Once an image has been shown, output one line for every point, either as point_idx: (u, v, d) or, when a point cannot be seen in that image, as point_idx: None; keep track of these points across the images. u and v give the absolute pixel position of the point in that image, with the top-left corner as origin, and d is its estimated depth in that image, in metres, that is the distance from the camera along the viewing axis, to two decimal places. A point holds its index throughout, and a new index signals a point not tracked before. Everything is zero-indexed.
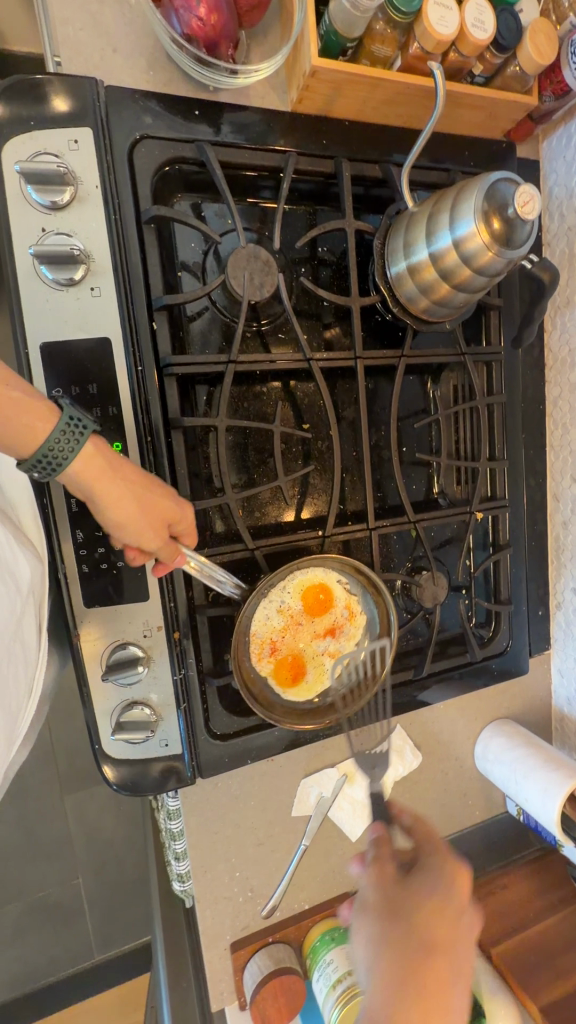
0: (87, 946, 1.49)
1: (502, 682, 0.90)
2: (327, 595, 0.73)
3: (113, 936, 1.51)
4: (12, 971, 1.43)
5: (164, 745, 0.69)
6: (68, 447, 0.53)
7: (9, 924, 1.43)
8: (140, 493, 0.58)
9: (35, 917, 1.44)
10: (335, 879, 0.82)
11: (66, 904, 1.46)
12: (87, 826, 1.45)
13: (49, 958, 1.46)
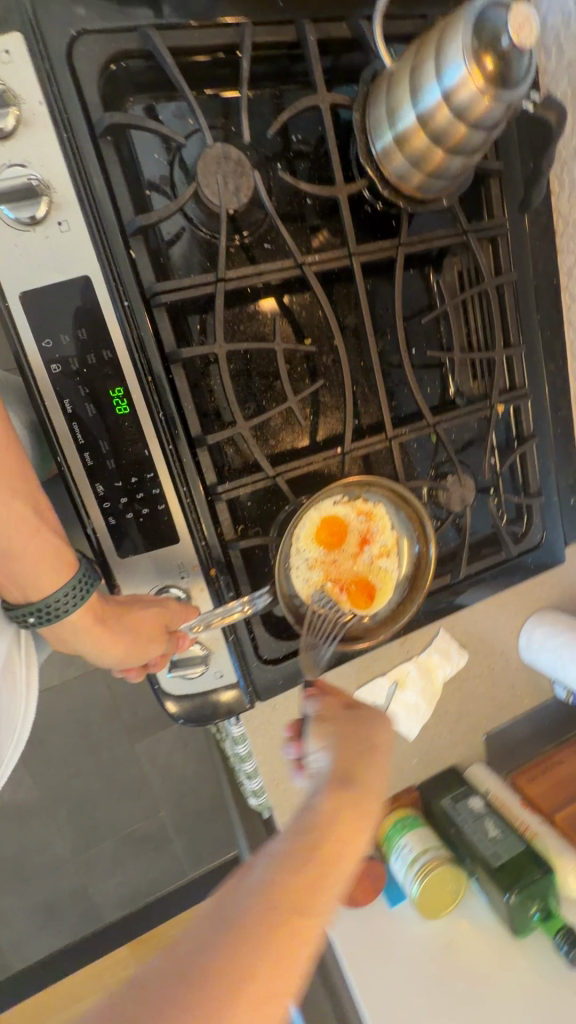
0: (181, 865, 1.65)
1: (540, 574, 0.90)
2: (349, 522, 0.72)
3: (204, 853, 1.66)
4: (120, 893, 1.60)
5: (219, 676, 0.71)
6: (73, 601, 0.54)
7: (107, 856, 1.58)
8: (138, 623, 0.60)
9: (130, 847, 1.59)
10: (399, 776, 0.87)
11: (155, 833, 1.60)
12: (161, 764, 1.57)
13: (150, 878, 1.62)
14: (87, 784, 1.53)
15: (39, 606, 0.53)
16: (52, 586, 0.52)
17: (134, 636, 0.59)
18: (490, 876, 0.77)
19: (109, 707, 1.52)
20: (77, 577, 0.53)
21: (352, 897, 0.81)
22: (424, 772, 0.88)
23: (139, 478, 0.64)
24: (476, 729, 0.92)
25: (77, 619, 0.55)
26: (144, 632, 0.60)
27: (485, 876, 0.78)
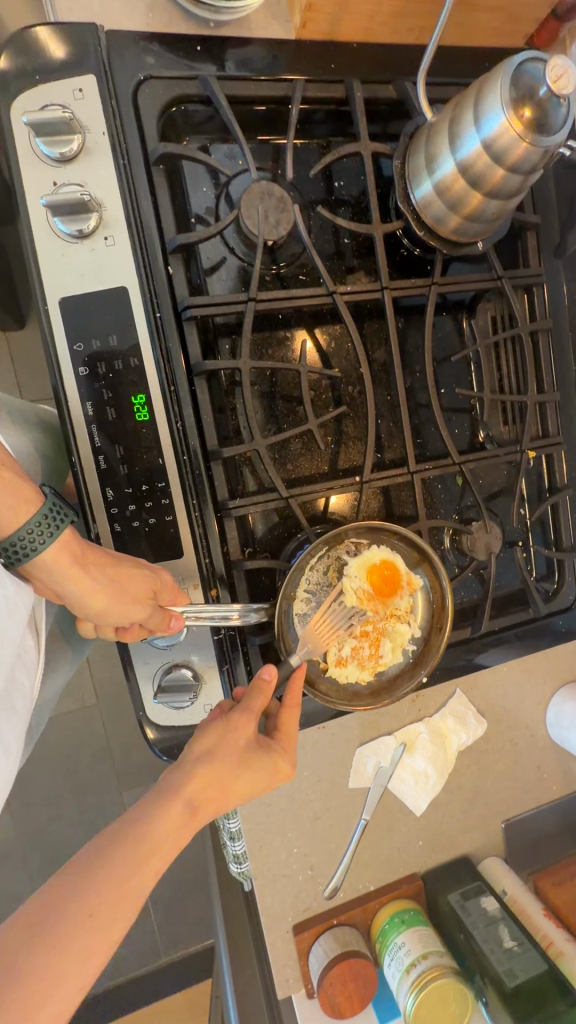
0: (154, 948, 1.44)
1: (571, 641, 0.82)
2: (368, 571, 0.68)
3: (179, 938, 1.45)
4: None
5: (208, 710, 0.66)
6: (41, 538, 0.48)
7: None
8: (123, 578, 0.54)
9: None
10: (400, 860, 0.76)
11: None
12: None
13: (118, 957, 1.42)
14: (65, 834, 1.42)
15: (6, 544, 0.48)
16: (17, 521, 0.47)
17: (114, 592, 0.53)
18: (501, 996, 0.65)
19: (101, 750, 1.44)
20: (41, 512, 0.48)
21: (335, 1007, 0.67)
22: (430, 859, 0.77)
23: (150, 486, 0.62)
24: (494, 815, 0.80)
25: (52, 555, 0.49)
26: (129, 594, 0.54)
27: (493, 994, 0.66)
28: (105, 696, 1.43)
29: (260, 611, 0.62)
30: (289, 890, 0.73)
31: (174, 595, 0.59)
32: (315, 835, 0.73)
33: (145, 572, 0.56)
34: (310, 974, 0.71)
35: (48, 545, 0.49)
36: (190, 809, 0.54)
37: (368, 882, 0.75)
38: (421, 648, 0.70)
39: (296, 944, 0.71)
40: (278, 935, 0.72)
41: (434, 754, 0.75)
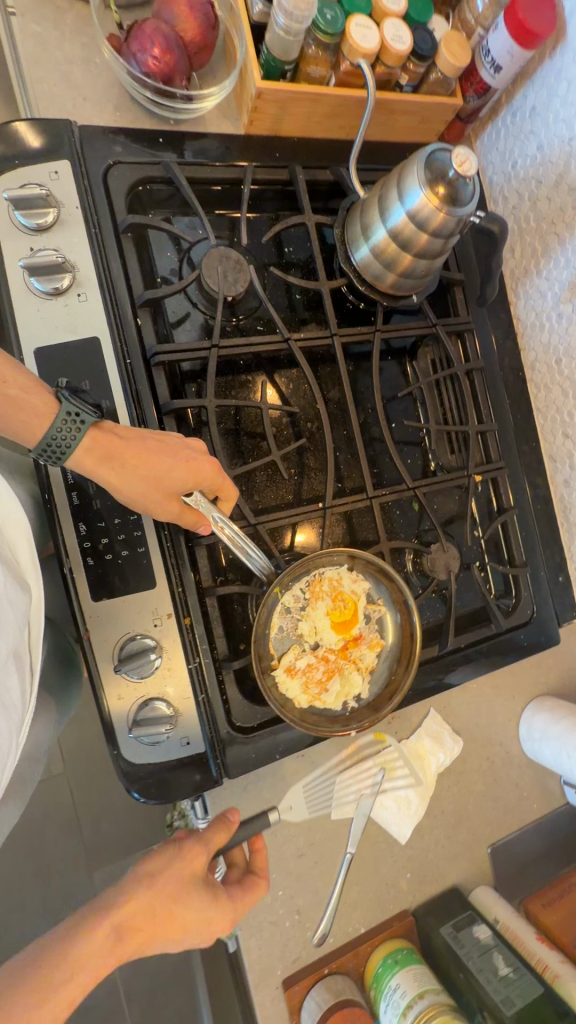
0: None
1: (535, 655, 0.86)
2: (360, 612, 0.69)
3: None
4: None
5: (185, 744, 0.65)
6: (72, 434, 0.54)
7: None
8: (155, 463, 0.58)
9: None
10: (389, 897, 0.74)
11: None
12: None
13: None
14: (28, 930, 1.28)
15: (45, 445, 0.54)
16: (48, 424, 0.54)
17: (148, 479, 0.58)
18: None
19: (68, 826, 1.33)
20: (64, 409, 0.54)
21: None
22: (420, 892, 0.75)
23: (122, 520, 0.65)
24: (479, 839, 0.80)
25: (85, 447, 0.56)
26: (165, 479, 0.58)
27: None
28: (72, 763, 1.35)
29: (267, 563, 0.63)
30: (276, 939, 0.69)
31: (211, 468, 0.60)
32: (301, 876, 0.71)
33: (178, 457, 0.59)
34: None
35: (78, 440, 0.55)
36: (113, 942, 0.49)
37: (357, 924, 0.72)
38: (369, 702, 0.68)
39: (287, 1001, 0.67)
40: (266, 995, 0.68)
41: (414, 776, 0.75)
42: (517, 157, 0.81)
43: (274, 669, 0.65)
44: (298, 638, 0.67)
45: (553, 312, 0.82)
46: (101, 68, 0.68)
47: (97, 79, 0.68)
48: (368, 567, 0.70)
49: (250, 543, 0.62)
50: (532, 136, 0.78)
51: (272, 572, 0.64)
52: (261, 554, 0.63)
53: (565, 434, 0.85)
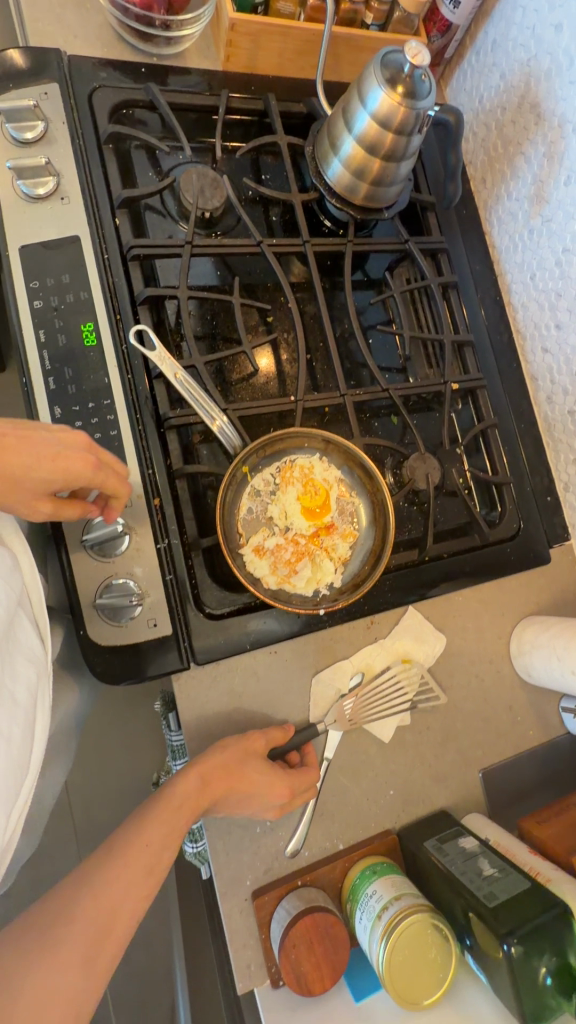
0: None
1: (525, 574, 0.83)
2: (331, 502, 0.68)
3: None
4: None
5: (152, 625, 0.64)
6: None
7: None
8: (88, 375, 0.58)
9: None
10: (371, 813, 0.69)
11: None
12: None
13: None
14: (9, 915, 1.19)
15: None
16: None
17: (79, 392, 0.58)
18: (482, 924, 0.57)
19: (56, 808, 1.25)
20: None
21: (300, 975, 0.58)
22: (404, 812, 0.70)
23: (96, 404, 0.67)
24: (470, 763, 0.75)
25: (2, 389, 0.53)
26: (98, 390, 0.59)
27: (479, 933, 0.57)
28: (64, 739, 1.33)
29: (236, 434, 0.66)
30: (246, 846, 0.65)
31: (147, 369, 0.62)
32: None
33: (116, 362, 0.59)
34: (273, 948, 0.61)
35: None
36: (196, 786, 0.60)
37: (336, 839, 0.67)
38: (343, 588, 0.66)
39: (256, 912, 0.62)
40: (234, 907, 0.63)
41: (395, 682, 0.72)
42: (483, 90, 0.85)
43: (241, 547, 0.65)
44: (268, 522, 0.67)
45: (525, 230, 0.83)
46: (91, 12, 0.75)
47: (88, 21, 0.75)
48: (341, 456, 0.70)
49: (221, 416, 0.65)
50: (495, 67, 0.82)
51: (240, 446, 0.66)
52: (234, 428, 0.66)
53: (545, 349, 0.85)
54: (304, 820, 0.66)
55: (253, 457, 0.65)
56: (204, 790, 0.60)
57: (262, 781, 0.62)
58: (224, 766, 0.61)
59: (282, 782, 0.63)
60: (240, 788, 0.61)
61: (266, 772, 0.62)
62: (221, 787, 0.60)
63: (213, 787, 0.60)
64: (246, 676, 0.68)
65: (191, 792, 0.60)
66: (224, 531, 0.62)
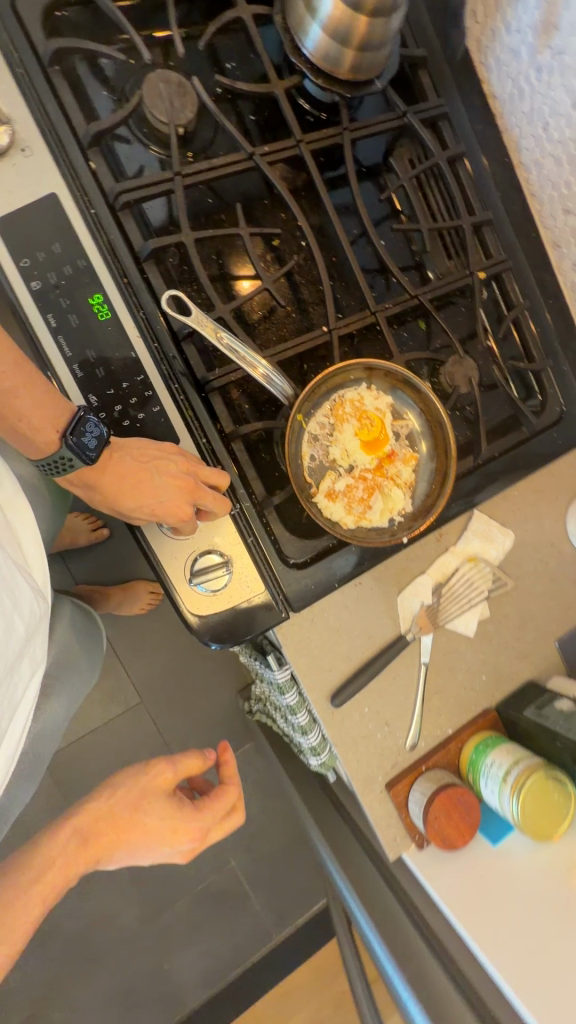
0: (264, 894, 1.71)
1: (572, 455, 0.84)
2: (387, 429, 0.68)
3: (289, 888, 1.73)
4: (206, 952, 1.66)
5: (246, 588, 0.66)
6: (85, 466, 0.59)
7: (187, 899, 1.67)
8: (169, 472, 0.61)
9: (211, 901, 1.68)
10: (470, 698, 0.77)
11: (228, 884, 1.70)
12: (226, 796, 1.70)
13: (234, 941, 1.68)
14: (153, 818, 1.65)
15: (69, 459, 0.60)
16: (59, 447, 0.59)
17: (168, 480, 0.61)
18: None
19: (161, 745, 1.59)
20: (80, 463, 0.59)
21: (445, 837, 0.69)
22: (497, 690, 0.78)
23: (130, 382, 0.63)
24: (546, 636, 0.82)
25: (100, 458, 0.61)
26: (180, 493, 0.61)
27: None
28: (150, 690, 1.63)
29: (286, 389, 0.63)
30: (372, 753, 0.73)
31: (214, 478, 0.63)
32: (383, 693, 0.73)
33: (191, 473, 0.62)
34: (415, 822, 0.71)
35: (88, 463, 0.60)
36: (79, 840, 0.61)
37: (445, 726, 0.75)
38: (415, 513, 0.67)
39: (393, 799, 0.72)
40: (372, 799, 0.72)
41: (471, 583, 0.76)
42: None
43: (313, 496, 0.66)
44: (332, 464, 0.67)
45: (531, 68, 0.73)
46: None
47: None
48: (387, 380, 0.69)
49: (272, 371, 0.62)
50: None
51: (293, 394, 0.64)
52: (283, 378, 0.63)
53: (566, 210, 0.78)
54: (415, 720, 0.73)
55: (306, 402, 0.64)
56: (95, 825, 0.63)
57: (149, 823, 0.63)
58: (138, 811, 0.63)
59: (190, 825, 0.64)
60: (141, 831, 0.63)
61: (164, 814, 0.64)
62: (119, 826, 0.63)
63: (130, 822, 0.63)
64: (339, 610, 0.72)
65: (112, 818, 0.63)
66: (296, 482, 0.63)
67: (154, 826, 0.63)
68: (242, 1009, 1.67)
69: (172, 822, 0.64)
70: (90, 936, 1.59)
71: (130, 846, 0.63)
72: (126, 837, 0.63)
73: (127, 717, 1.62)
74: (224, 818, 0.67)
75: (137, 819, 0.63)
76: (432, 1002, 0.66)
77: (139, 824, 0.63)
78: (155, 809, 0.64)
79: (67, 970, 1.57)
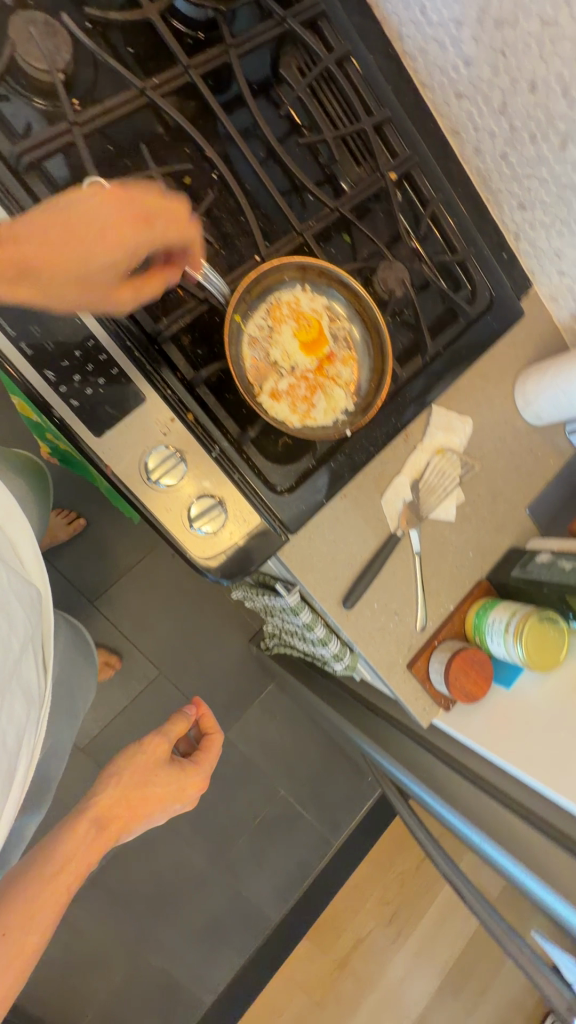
0: (315, 810, 1.88)
1: (506, 336, 0.89)
2: (325, 330, 0.70)
3: (335, 800, 1.91)
4: (276, 871, 1.84)
5: (244, 522, 0.70)
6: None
7: (247, 836, 1.81)
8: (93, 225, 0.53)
9: (269, 831, 1.83)
10: (462, 574, 0.85)
11: (281, 812, 1.85)
12: (260, 739, 1.83)
13: (297, 856, 1.86)
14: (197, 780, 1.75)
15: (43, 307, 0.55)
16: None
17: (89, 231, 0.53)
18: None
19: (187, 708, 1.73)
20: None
21: (469, 694, 0.77)
22: (484, 562, 0.87)
23: (83, 349, 0.62)
24: (516, 506, 0.90)
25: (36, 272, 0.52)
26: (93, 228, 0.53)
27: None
28: (166, 658, 1.70)
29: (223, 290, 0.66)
30: (389, 642, 0.80)
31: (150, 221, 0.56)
32: (388, 586, 0.80)
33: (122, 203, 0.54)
34: (437, 689, 0.81)
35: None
36: (99, 825, 0.64)
37: (446, 602, 0.84)
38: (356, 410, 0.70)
39: (416, 675, 0.81)
40: (398, 680, 0.81)
41: (443, 474, 0.83)
42: None
43: (257, 397, 0.66)
44: (274, 366, 0.68)
45: None
46: None
47: None
48: (321, 278, 0.69)
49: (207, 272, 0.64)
50: None
51: (229, 293, 0.66)
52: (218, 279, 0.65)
53: (459, 94, 0.80)
54: (421, 604, 0.81)
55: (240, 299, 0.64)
56: (116, 803, 0.66)
57: (159, 783, 0.69)
58: (151, 777, 0.69)
59: (190, 781, 0.72)
60: (156, 793, 0.69)
61: (174, 777, 0.71)
62: (137, 801, 0.67)
63: (148, 790, 0.68)
64: (332, 525, 0.77)
65: (128, 782, 0.68)
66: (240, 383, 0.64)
67: (162, 788, 0.69)
68: (318, 907, 1.87)
69: (169, 770, 0.71)
70: (167, 888, 1.71)
71: (150, 804, 0.68)
72: (150, 801, 0.68)
73: (150, 689, 1.69)
74: (209, 769, 0.77)
75: (144, 785, 0.69)
76: (477, 818, 0.78)
77: (157, 790, 0.69)
78: (163, 773, 0.71)
79: (151, 923, 1.70)
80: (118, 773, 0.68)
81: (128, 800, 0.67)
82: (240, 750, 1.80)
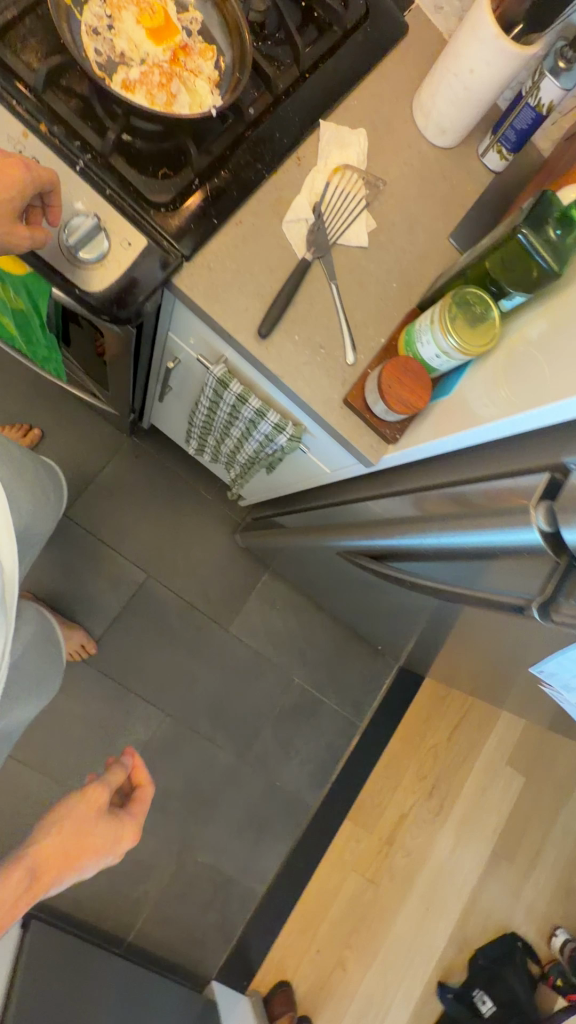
0: (335, 693, 1.86)
1: (393, 53, 0.83)
2: (172, 19, 0.71)
3: (355, 681, 1.89)
4: (306, 758, 1.82)
5: (128, 242, 0.67)
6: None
7: (271, 727, 1.79)
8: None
9: (293, 718, 1.81)
10: (390, 304, 0.80)
11: (301, 699, 1.82)
12: (266, 629, 1.80)
13: (326, 740, 1.84)
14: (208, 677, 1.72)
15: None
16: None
17: None
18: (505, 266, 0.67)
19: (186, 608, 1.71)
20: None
21: (404, 403, 0.72)
22: (411, 292, 0.82)
23: None
24: (439, 233, 0.84)
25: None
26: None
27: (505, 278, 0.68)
28: (153, 561, 1.68)
29: None
30: (316, 377, 0.76)
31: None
32: (307, 318, 0.75)
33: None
34: (378, 417, 0.76)
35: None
36: (32, 875, 0.68)
37: (376, 334, 0.79)
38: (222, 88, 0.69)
39: (353, 406, 0.76)
40: (334, 416, 0.76)
41: (346, 195, 0.77)
42: None
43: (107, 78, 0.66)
44: (122, 57, 0.68)
45: None
46: None
47: None
48: None
49: None
50: None
51: None
52: None
53: None
54: (350, 337, 0.75)
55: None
56: (64, 853, 0.73)
57: (77, 853, 0.73)
58: (70, 846, 0.73)
59: (106, 837, 0.76)
60: (78, 857, 0.73)
61: (108, 829, 0.77)
62: (78, 851, 0.73)
63: (82, 847, 0.74)
64: (229, 254, 0.72)
65: (85, 820, 0.75)
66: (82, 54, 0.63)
67: (72, 850, 0.73)
68: (356, 793, 1.81)
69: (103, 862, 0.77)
70: (198, 787, 1.69)
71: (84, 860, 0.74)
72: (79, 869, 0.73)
73: (141, 593, 1.66)
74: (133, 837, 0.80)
75: (93, 851, 0.75)
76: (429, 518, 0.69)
77: (72, 858, 0.73)
78: (94, 830, 0.76)
79: (188, 826, 1.68)
80: (67, 857, 0.72)
81: (75, 847, 0.73)
82: (246, 645, 1.77)
